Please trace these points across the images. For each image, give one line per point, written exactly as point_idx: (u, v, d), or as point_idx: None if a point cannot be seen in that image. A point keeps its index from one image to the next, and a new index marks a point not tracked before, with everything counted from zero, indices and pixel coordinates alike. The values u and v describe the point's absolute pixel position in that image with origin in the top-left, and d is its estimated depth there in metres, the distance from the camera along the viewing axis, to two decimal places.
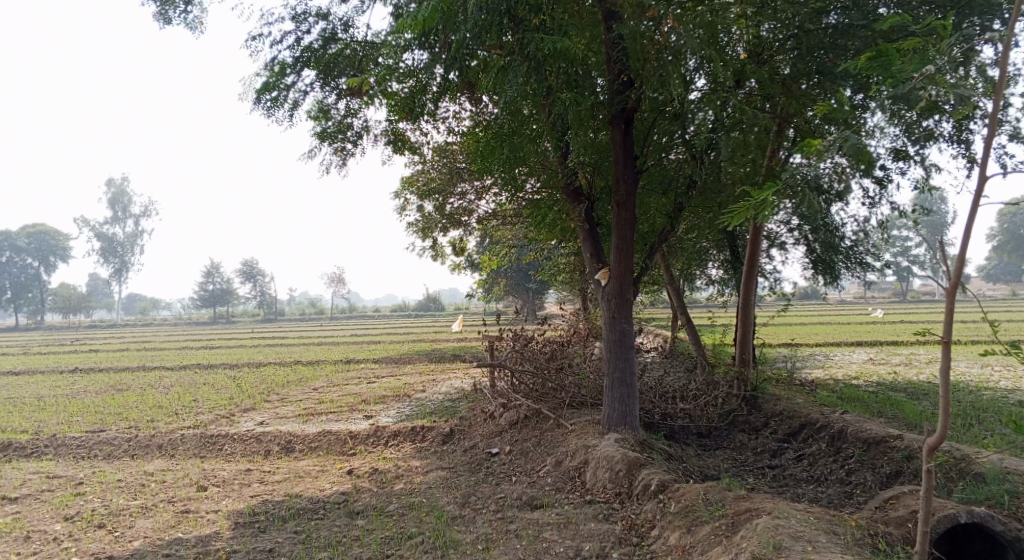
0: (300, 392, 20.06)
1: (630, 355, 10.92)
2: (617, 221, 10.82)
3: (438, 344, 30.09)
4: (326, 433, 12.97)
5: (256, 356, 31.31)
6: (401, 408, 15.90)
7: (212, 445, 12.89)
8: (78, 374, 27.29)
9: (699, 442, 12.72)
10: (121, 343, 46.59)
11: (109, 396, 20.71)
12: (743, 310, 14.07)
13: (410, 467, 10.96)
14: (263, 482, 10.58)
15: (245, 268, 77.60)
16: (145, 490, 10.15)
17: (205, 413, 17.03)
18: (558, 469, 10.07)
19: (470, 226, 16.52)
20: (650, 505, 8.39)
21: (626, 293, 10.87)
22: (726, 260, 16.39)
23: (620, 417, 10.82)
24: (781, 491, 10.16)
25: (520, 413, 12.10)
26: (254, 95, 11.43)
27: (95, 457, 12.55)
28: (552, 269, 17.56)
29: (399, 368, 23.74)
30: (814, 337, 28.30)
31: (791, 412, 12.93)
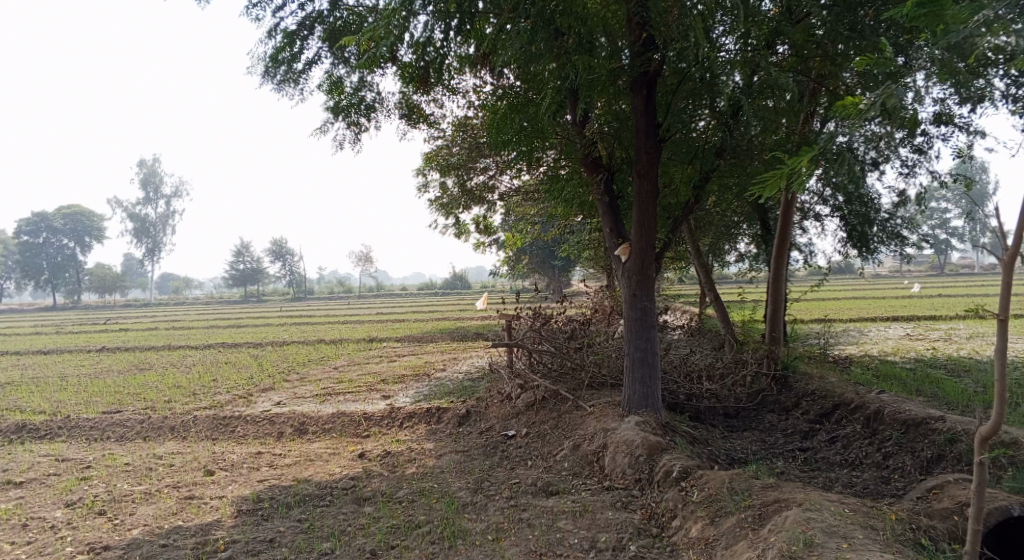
0: (320, 371, 19.83)
1: (653, 334, 10.40)
2: (638, 194, 10.26)
3: (463, 322, 29.78)
4: (340, 414, 12.65)
5: (281, 335, 31.23)
6: (419, 387, 15.55)
7: (224, 426, 12.64)
8: (104, 353, 27.42)
9: (726, 423, 12.21)
10: (151, 322, 46.98)
11: (130, 376, 20.67)
12: (773, 285, 13.47)
13: (424, 451, 10.58)
14: (272, 466, 10.28)
15: (275, 247, 77.82)
16: (151, 475, 9.92)
17: (223, 393, 16.85)
18: (575, 454, 9.59)
19: (494, 202, 16.01)
20: (671, 494, 7.91)
21: (647, 269, 10.34)
22: (757, 233, 15.75)
23: (641, 399, 10.34)
24: (813, 477, 9.66)
25: (538, 394, 11.64)
26: (265, 68, 10.94)
27: (107, 439, 12.38)
28: (575, 245, 17.04)
29: (422, 346, 23.44)
30: (848, 312, 27.51)
31: (824, 391, 12.36)
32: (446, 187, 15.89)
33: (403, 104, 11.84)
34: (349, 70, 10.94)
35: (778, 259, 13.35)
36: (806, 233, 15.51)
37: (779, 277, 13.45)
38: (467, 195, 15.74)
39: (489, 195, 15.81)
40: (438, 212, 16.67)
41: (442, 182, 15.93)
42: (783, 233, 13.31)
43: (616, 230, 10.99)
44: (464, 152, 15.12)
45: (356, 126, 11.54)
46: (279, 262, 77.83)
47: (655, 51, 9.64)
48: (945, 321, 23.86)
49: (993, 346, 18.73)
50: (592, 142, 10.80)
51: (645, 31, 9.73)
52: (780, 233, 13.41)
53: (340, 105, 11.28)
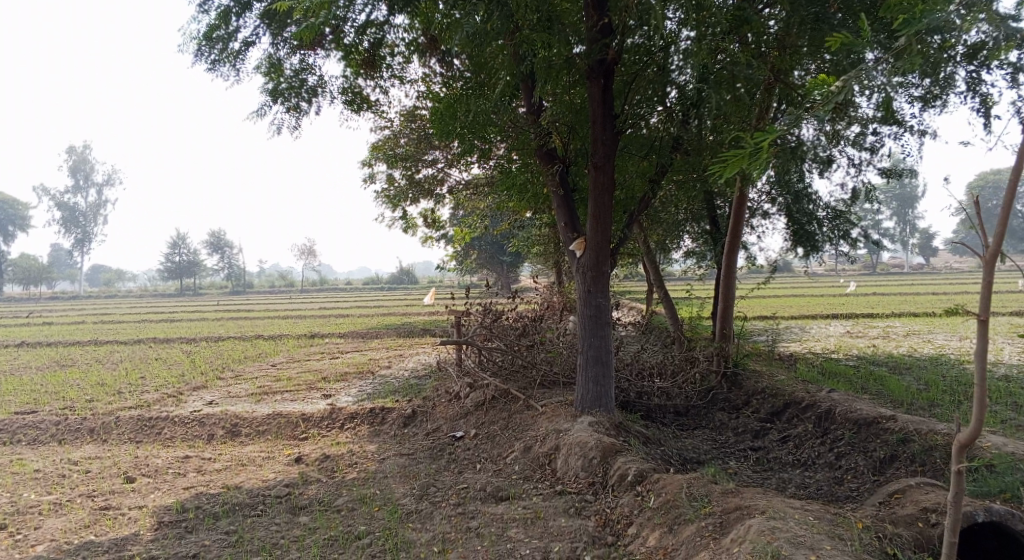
0: (256, 368, 19.03)
1: (606, 332, 10.01)
2: (593, 185, 9.85)
3: (405, 317, 29.10)
4: (276, 415, 11.96)
5: (216, 330, 30.13)
6: (361, 386, 14.91)
7: (150, 429, 11.85)
8: (24, 348, 26.03)
9: (676, 422, 11.90)
10: (79, 315, 45.11)
11: (51, 373, 19.54)
12: (724, 281, 13.21)
13: (366, 454, 10.00)
14: (199, 472, 9.59)
15: (212, 240, 75.72)
16: (64, 483, 9.14)
17: (150, 391, 15.97)
18: (526, 455, 9.14)
19: (442, 196, 15.47)
20: (626, 499, 7.55)
21: (602, 264, 9.95)
22: (705, 231, 15.53)
23: (594, 398, 9.94)
24: (766, 478, 9.37)
25: (487, 394, 11.16)
26: (197, 46, 10.18)
27: (19, 444, 11.50)
28: (524, 241, 16.60)
29: (364, 342, 22.75)
30: (791, 310, 27.68)
31: (775, 389, 12.14)
32: (392, 178, 15.27)
33: (347, 90, 11.20)
34: (288, 51, 10.22)
35: (729, 255, 13.09)
36: (755, 230, 15.32)
37: (729, 273, 13.19)
38: (413, 187, 15.15)
39: (436, 187, 15.24)
40: (384, 204, 16.04)
41: (388, 173, 15.30)
42: (734, 229, 13.05)
43: (571, 223, 10.58)
44: (410, 142, 14.54)
45: (296, 111, 10.83)
46: (216, 254, 75.73)
47: (612, 36, 9.22)
48: (884, 319, 24.15)
49: (933, 343, 18.93)
50: (547, 131, 10.24)
51: (603, 15, 9.32)
52: (730, 229, 13.16)
53: (279, 87, 10.54)
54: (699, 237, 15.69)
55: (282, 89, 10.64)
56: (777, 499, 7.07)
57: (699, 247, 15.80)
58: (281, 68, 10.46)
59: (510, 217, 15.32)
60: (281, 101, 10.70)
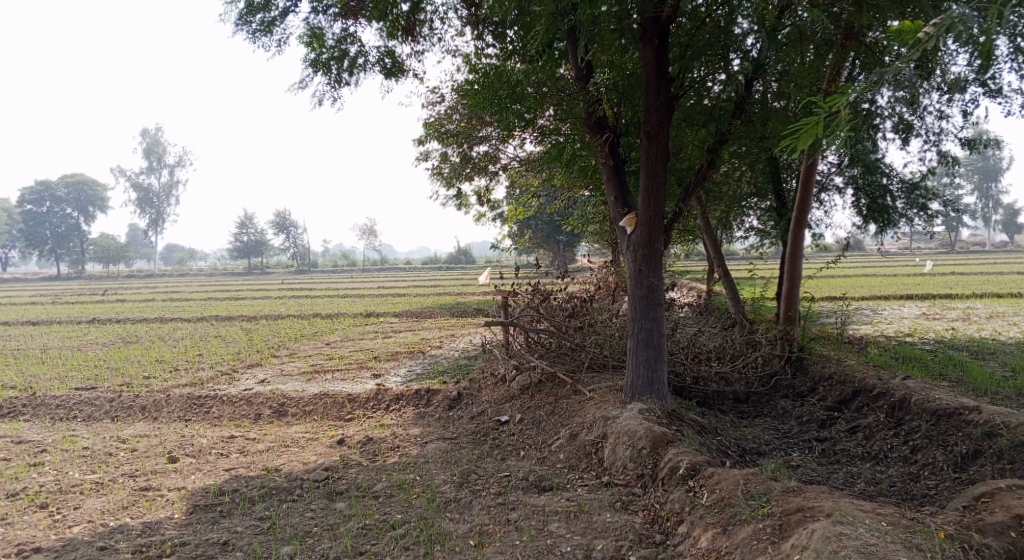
0: (310, 346, 19.06)
1: (659, 314, 9.52)
2: (646, 158, 9.34)
3: (462, 297, 28.91)
4: (323, 395, 11.81)
5: (277, 308, 30.45)
6: (411, 366, 14.71)
7: (199, 407, 11.81)
8: (94, 325, 26.71)
9: (735, 409, 11.37)
10: (150, 292, 46.28)
11: (114, 349, 19.90)
12: (788, 261, 12.53)
13: (409, 437, 9.75)
14: (242, 453, 9.46)
15: (278, 220, 76.97)
16: (109, 462, 9.10)
17: (205, 368, 16.07)
18: (572, 443, 8.75)
19: (496, 173, 15.08)
20: (677, 494, 7.08)
21: (655, 242, 9.44)
22: (770, 207, 14.80)
23: (645, 384, 9.49)
24: (832, 472, 8.85)
25: (534, 377, 10.79)
26: (238, 16, 9.98)
27: (74, 420, 11.59)
28: (579, 220, 16.12)
29: (419, 322, 22.62)
30: (861, 290, 26.51)
31: (843, 375, 11.43)
32: (444, 155, 14.94)
33: (387, 60, 10.92)
34: (329, 22, 10.03)
35: (795, 232, 12.38)
36: (823, 205, 14.53)
37: (795, 253, 12.48)
38: (466, 165, 14.79)
39: (489, 165, 14.85)
40: (436, 181, 15.74)
41: (440, 151, 14.96)
42: (800, 204, 12.33)
43: (621, 199, 10.08)
44: (463, 120, 14.18)
45: (336, 83, 10.73)
46: (281, 234, 76.93)
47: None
48: (963, 300, 22.91)
49: (1018, 327, 17.81)
50: (595, 98, 9.79)
51: None
52: (796, 205, 12.43)
53: (321, 59, 10.48)
54: (765, 215, 14.95)
55: (323, 60, 10.54)
56: (846, 502, 6.61)
57: (763, 226, 15.08)
58: (323, 39, 10.35)
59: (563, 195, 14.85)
60: (322, 73, 10.63)
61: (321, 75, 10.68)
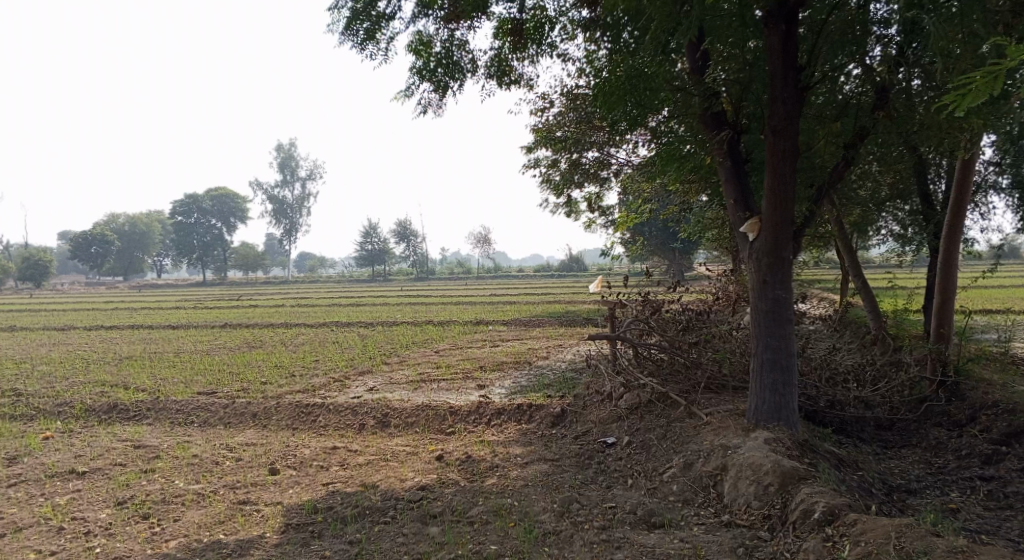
0: (421, 354, 18.89)
1: (787, 330, 8.59)
2: (771, 155, 8.48)
3: (575, 307, 28.23)
4: (426, 406, 11.44)
5: (395, 315, 30.70)
6: (518, 378, 14.24)
7: (306, 415, 11.63)
8: (223, 329, 27.59)
9: (877, 438, 10.49)
10: (279, 299, 47.94)
11: (238, 354, 20.34)
12: (941, 271, 11.19)
13: (511, 456, 9.22)
14: (343, 466, 9.18)
15: (401, 229, 78.68)
16: (215, 470, 8.89)
17: (318, 375, 16.08)
18: (686, 473, 8.07)
19: (612, 180, 14.47)
20: (812, 543, 6.46)
21: (783, 249, 8.54)
22: (915, 210, 13.41)
23: (771, 410, 8.61)
24: (1003, 520, 8.19)
25: (643, 396, 10.05)
26: (346, 25, 9.77)
27: (189, 424, 11.61)
28: (697, 228, 15.22)
29: (529, 331, 22.12)
30: (1013, 302, 24.14)
31: (1010, 404, 10.10)
32: (554, 162, 14.42)
33: (496, 64, 10.47)
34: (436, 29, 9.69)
35: (947, 237, 11.01)
36: (975, 207, 13.08)
37: (948, 260, 11.06)
38: (577, 170, 14.21)
39: (601, 171, 14.29)
40: (547, 190, 15.21)
41: (550, 158, 14.46)
42: (953, 206, 10.96)
43: (743, 201, 9.21)
44: (575, 125, 13.68)
45: (444, 89, 10.40)
46: (404, 242, 78.53)
47: None
48: None
49: None
50: (714, 92, 9.03)
51: None
52: (949, 208, 11.08)
53: (427, 65, 10.18)
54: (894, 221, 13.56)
55: (432, 67, 10.24)
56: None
57: (905, 233, 13.73)
58: (431, 45, 10.04)
59: (681, 201, 13.97)
60: (427, 79, 10.35)
61: (429, 83, 10.37)
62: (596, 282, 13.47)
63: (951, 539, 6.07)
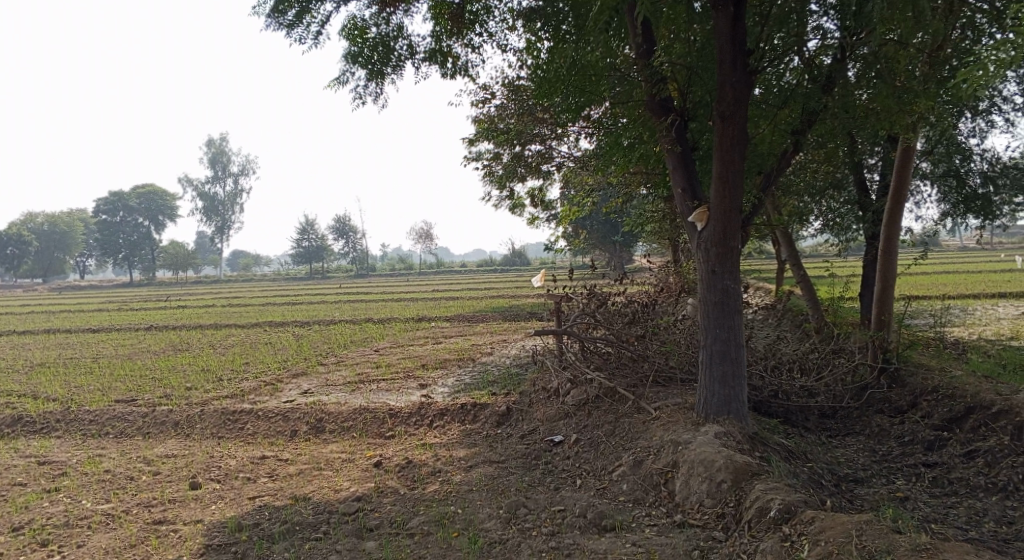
0: (358, 354, 18.26)
1: (736, 321, 8.32)
2: (721, 141, 8.20)
3: (516, 301, 27.89)
4: (363, 409, 10.88)
5: (332, 313, 29.90)
6: (461, 376, 13.77)
7: (233, 423, 10.95)
8: (149, 332, 26.40)
9: (821, 428, 10.35)
10: (212, 298, 46.46)
11: (163, 358, 19.36)
12: (880, 258, 11.05)
13: (453, 460, 8.76)
14: (272, 477, 8.57)
15: (338, 225, 77.24)
16: (129, 486, 8.21)
17: (249, 379, 15.32)
18: (636, 471, 7.73)
19: (553, 172, 14.10)
20: (769, 543, 6.20)
21: (730, 238, 8.27)
22: (852, 198, 13.37)
23: (721, 403, 8.33)
24: (949, 508, 8.04)
25: (590, 391, 9.69)
26: (272, 9, 9.17)
27: (104, 436, 10.82)
28: (638, 220, 14.96)
29: (471, 327, 21.67)
30: (946, 288, 24.62)
31: (950, 389, 10.04)
32: (495, 154, 13.98)
33: (432, 50, 9.95)
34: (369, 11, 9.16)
35: (888, 223, 10.90)
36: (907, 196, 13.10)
37: (888, 247, 10.96)
38: (519, 163, 13.80)
39: (543, 163, 13.89)
40: (490, 184, 14.78)
41: (490, 150, 14.02)
42: (895, 192, 10.81)
43: (689, 188, 8.90)
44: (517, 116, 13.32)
45: (378, 76, 9.86)
46: (340, 239, 77.15)
47: None
48: None
49: None
50: (657, 76, 8.71)
51: None
52: (890, 194, 10.95)
53: (361, 52, 9.62)
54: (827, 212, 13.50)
55: (365, 52, 9.68)
56: None
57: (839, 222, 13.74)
58: (365, 30, 9.48)
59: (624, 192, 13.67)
60: (361, 66, 9.79)
61: (362, 69, 9.81)
62: (538, 277, 12.79)
63: (911, 535, 5.83)
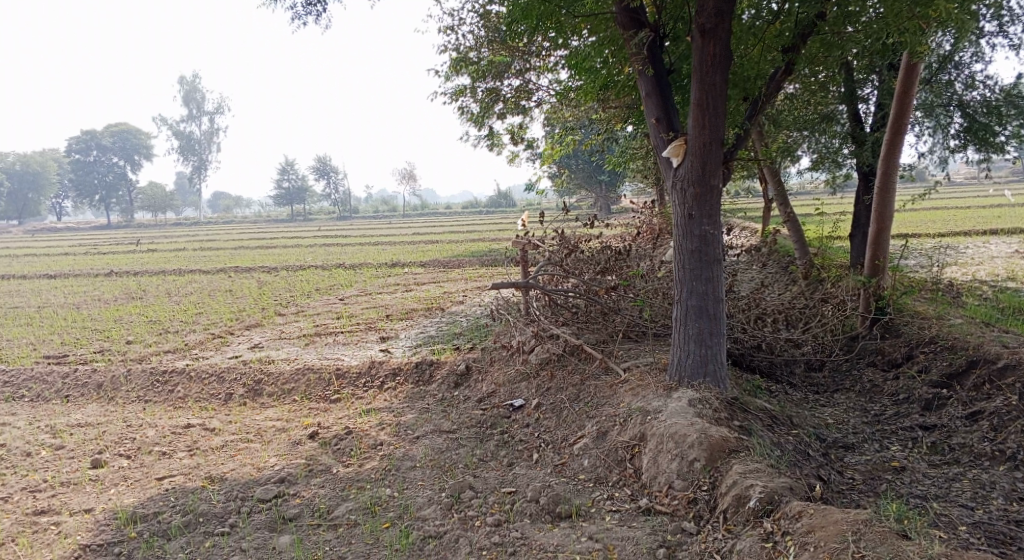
0: (321, 303, 17.14)
1: (715, 273, 7.29)
2: (700, 63, 7.06)
3: (496, 244, 26.76)
4: (307, 368, 9.80)
5: (303, 258, 28.60)
6: (424, 327, 12.73)
7: (162, 384, 9.83)
8: (106, 278, 25.04)
9: (807, 384, 9.43)
10: (182, 242, 44.88)
11: (112, 308, 18.12)
12: (875, 198, 9.90)
13: (398, 430, 7.73)
14: (191, 449, 7.58)
15: (319, 166, 75.36)
16: (23, 466, 7.28)
17: (197, 331, 14.19)
18: (598, 442, 6.78)
19: (527, 107, 12.80)
20: (747, 543, 5.35)
21: (711, 177, 7.18)
22: (845, 134, 12.07)
23: (697, 365, 7.35)
24: (952, 481, 7.15)
25: (556, 349, 8.68)
26: None
27: (19, 402, 9.74)
28: (619, 157, 13.75)
29: (446, 273, 20.54)
30: (936, 226, 23.69)
31: (950, 341, 9.08)
32: (465, 87, 12.69)
33: None
34: None
35: (886, 157, 9.75)
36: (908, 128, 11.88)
37: (885, 185, 9.80)
38: (488, 94, 12.51)
39: (513, 94, 12.57)
40: (464, 121, 13.51)
41: (462, 83, 12.73)
42: (894, 124, 9.65)
43: (664, 119, 7.76)
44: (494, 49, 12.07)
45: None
46: (320, 179, 75.36)
47: None
48: None
49: None
50: None
51: None
52: (888, 126, 9.77)
53: None
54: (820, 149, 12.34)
55: None
56: None
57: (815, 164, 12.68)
58: None
59: (604, 128, 12.45)
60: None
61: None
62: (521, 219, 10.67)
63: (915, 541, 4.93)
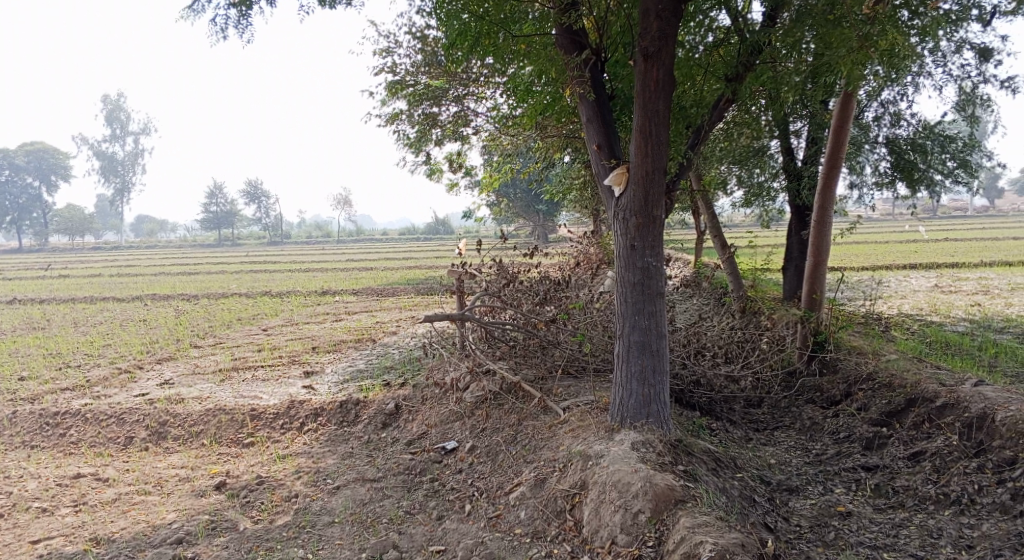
0: (242, 334, 16.24)
1: (658, 307, 6.90)
2: (643, 88, 6.71)
3: (430, 273, 26.14)
4: (218, 409, 9.02)
5: (227, 285, 27.42)
6: (353, 361, 12.06)
7: (54, 427, 8.94)
8: (10, 306, 23.45)
9: (749, 420, 9.11)
10: (99, 267, 42.83)
11: (10, 340, 16.81)
12: (813, 232, 9.69)
13: (316, 479, 7.07)
14: (78, 502, 6.82)
15: (249, 191, 73.57)
16: None
17: (103, 365, 13.18)
18: (536, 489, 6.30)
19: (461, 132, 12.32)
20: None
21: (653, 207, 6.81)
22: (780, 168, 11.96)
23: (639, 405, 6.91)
24: (899, 528, 6.88)
25: (491, 386, 8.15)
26: None
27: None
28: (555, 186, 13.38)
29: (377, 302, 19.84)
30: (861, 258, 24.10)
31: (889, 377, 8.89)
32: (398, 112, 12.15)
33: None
34: None
35: (823, 189, 9.54)
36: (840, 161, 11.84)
37: (822, 218, 9.59)
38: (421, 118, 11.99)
39: (447, 119, 12.08)
40: (401, 147, 12.95)
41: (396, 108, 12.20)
42: (831, 157, 9.48)
43: (606, 145, 7.37)
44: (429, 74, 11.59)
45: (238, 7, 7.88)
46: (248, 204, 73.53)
47: None
48: (974, 268, 20.67)
49: None
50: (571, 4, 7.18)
51: None
52: (825, 158, 9.59)
53: None
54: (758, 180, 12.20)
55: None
56: None
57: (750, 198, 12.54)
58: None
59: (541, 156, 12.07)
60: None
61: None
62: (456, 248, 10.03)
63: None
